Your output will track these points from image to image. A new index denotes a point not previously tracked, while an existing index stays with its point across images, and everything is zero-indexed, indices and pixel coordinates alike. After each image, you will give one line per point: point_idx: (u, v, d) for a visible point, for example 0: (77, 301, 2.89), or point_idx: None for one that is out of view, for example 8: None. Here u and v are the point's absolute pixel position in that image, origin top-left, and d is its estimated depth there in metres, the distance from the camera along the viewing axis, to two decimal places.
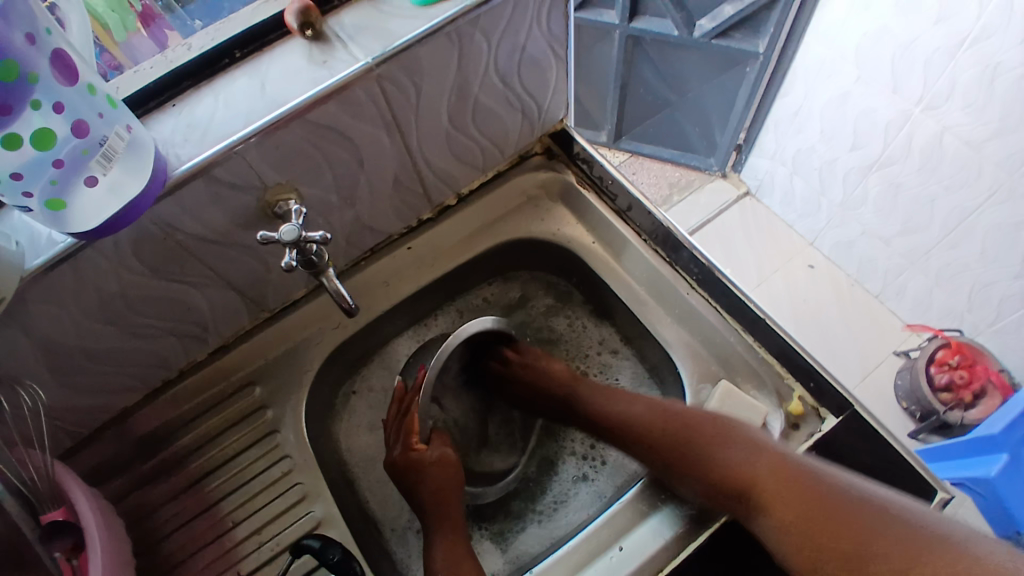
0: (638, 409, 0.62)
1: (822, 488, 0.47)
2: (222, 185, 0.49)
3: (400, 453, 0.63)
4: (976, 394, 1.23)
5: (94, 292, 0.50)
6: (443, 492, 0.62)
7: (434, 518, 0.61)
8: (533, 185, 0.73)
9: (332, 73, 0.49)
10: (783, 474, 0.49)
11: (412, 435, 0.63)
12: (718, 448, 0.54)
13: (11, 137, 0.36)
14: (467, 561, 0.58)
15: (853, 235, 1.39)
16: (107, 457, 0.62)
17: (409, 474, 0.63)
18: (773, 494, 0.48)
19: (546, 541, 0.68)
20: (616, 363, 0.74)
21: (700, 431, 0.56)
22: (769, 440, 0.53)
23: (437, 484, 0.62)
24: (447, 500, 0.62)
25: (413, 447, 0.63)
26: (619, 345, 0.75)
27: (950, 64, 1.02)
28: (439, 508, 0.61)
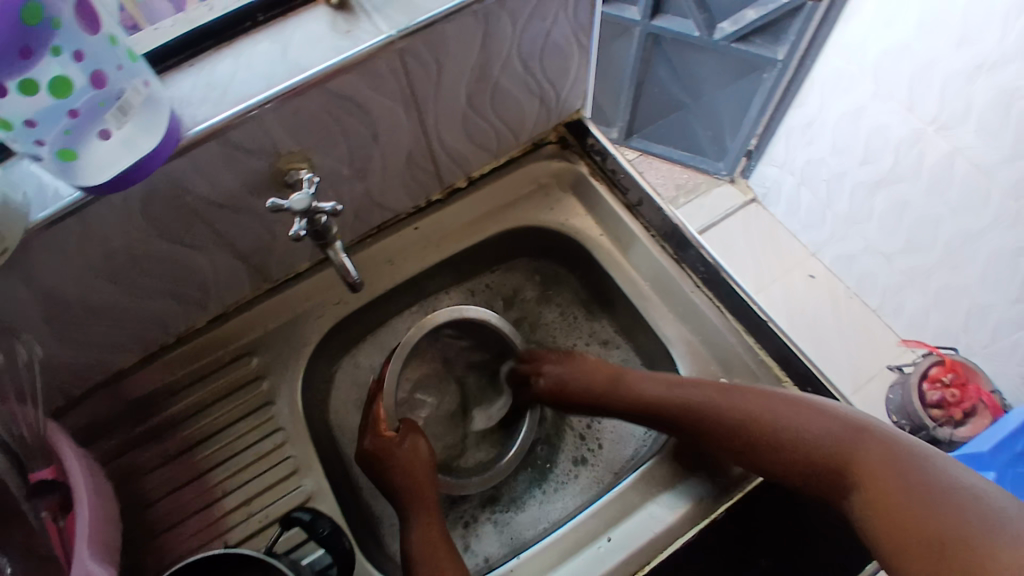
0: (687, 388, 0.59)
1: (907, 472, 0.46)
2: (236, 149, 0.49)
3: (369, 441, 0.64)
4: (965, 412, 1.22)
5: (99, 247, 0.49)
6: (414, 477, 0.61)
7: (411, 502, 0.61)
8: (546, 173, 0.73)
9: (355, 43, 0.49)
10: (865, 454, 0.48)
11: (380, 422, 0.65)
12: (788, 417, 0.53)
13: (28, 82, 0.36)
14: (443, 545, 0.57)
15: (857, 249, 1.39)
16: (99, 418, 0.62)
17: (380, 460, 0.63)
18: (868, 479, 0.47)
19: (548, 522, 0.68)
20: (606, 356, 0.75)
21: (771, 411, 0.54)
22: (842, 419, 0.51)
23: (408, 471, 0.62)
24: (419, 485, 0.61)
25: (382, 433, 0.64)
26: (612, 335, 0.75)
27: (966, 87, 1.02)
28: (409, 494, 0.61)
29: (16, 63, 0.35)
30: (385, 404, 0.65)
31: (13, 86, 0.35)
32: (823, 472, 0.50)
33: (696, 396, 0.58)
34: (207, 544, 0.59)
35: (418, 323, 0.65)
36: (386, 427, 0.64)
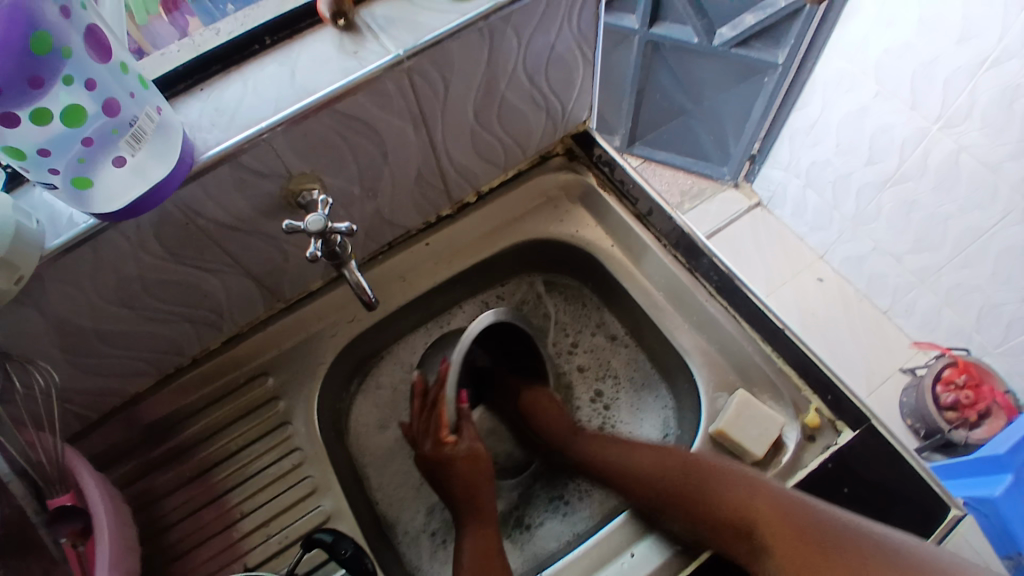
0: (631, 451, 0.63)
1: (815, 532, 0.48)
2: (248, 172, 0.49)
3: (431, 448, 0.64)
4: (981, 414, 1.21)
5: (113, 274, 0.49)
6: (472, 488, 0.63)
7: (464, 510, 0.62)
8: (554, 186, 0.73)
9: (362, 64, 0.49)
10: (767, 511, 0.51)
11: (443, 428, 0.64)
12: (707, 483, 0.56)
13: (40, 112, 0.36)
14: (497, 559, 0.57)
15: (864, 250, 1.39)
16: (114, 442, 0.62)
17: (439, 469, 0.63)
18: (764, 526, 0.50)
19: (575, 534, 0.67)
20: (610, 353, 0.75)
21: (695, 472, 0.57)
22: (752, 478, 0.54)
23: (465, 480, 0.63)
24: (476, 495, 0.62)
25: (444, 440, 0.64)
26: (619, 332, 0.75)
27: (969, 84, 1.02)
28: (467, 501, 0.62)
29: (28, 93, 0.35)
30: (449, 411, 0.64)
31: (25, 116, 0.35)
32: (723, 531, 0.53)
33: (635, 461, 0.62)
34: (227, 567, 0.59)
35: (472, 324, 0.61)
36: (448, 433, 0.65)
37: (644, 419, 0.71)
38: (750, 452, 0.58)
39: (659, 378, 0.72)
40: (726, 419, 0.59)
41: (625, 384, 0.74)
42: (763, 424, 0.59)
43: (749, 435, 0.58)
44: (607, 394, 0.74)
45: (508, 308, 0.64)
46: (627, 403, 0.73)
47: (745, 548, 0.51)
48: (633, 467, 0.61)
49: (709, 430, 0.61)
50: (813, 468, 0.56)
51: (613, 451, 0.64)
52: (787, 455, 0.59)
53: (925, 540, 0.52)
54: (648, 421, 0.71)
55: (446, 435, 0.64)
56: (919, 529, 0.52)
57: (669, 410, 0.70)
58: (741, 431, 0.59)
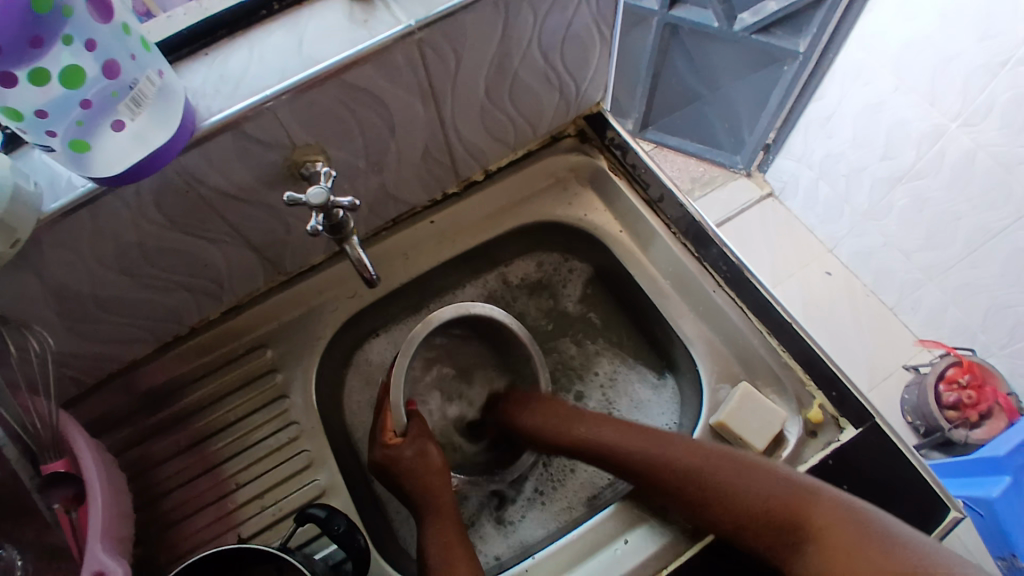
0: (656, 442, 0.58)
1: (878, 542, 0.46)
2: (251, 141, 0.48)
3: (377, 451, 0.62)
4: (982, 414, 1.20)
5: (112, 240, 0.49)
6: (422, 483, 0.60)
7: (425, 506, 0.60)
8: (563, 167, 0.72)
9: (371, 34, 0.48)
10: (820, 512, 0.49)
11: (388, 430, 0.62)
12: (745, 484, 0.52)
13: (39, 72, 0.35)
14: (456, 549, 0.56)
15: (874, 246, 1.37)
16: (112, 408, 0.62)
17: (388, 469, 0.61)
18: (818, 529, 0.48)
19: (566, 517, 0.68)
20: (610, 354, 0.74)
21: (730, 474, 0.53)
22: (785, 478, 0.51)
23: (416, 477, 0.61)
24: (429, 489, 0.60)
25: (389, 443, 0.61)
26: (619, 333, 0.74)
27: (989, 83, 0.99)
28: (423, 497, 0.60)
29: (27, 53, 0.34)
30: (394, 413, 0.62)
31: (23, 77, 0.34)
32: (771, 530, 0.50)
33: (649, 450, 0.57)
34: (221, 537, 0.59)
35: (422, 321, 0.61)
36: (393, 436, 0.62)
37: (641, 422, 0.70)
38: (751, 446, 0.58)
39: (658, 368, 0.71)
40: (726, 411, 0.59)
41: (625, 387, 0.72)
42: (765, 418, 0.58)
43: (750, 428, 0.58)
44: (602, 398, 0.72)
45: (469, 304, 0.63)
46: (630, 402, 0.71)
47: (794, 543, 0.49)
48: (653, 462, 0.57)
49: (710, 421, 0.60)
50: (813, 464, 0.56)
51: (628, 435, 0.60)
52: (787, 450, 0.58)
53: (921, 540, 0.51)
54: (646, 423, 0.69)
55: (392, 437, 0.62)
56: (916, 530, 0.52)
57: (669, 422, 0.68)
58: (743, 424, 0.58)
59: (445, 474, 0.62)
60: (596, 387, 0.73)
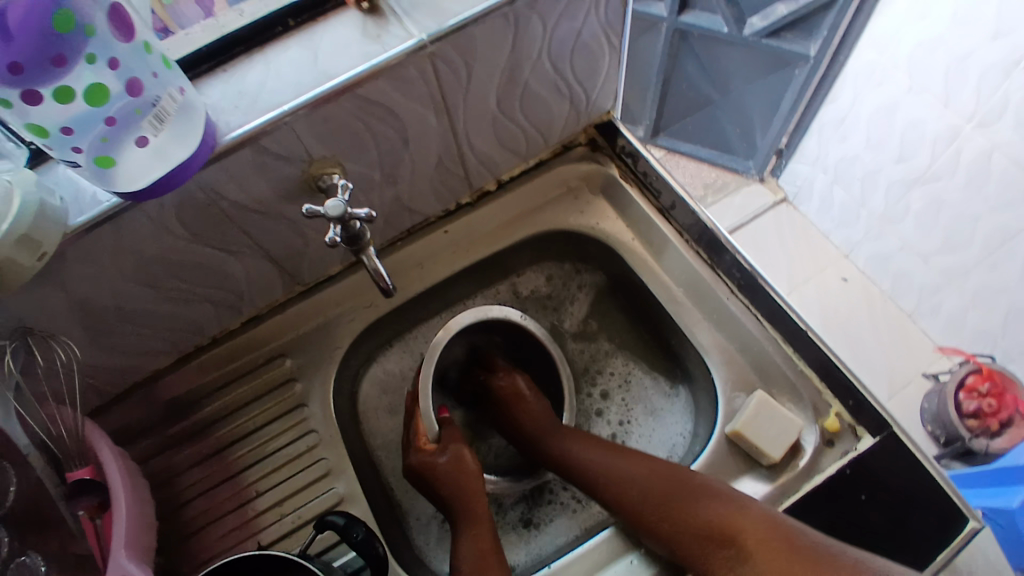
0: (619, 455, 0.61)
1: (804, 552, 0.48)
2: (270, 155, 0.49)
3: (412, 457, 0.63)
4: (1003, 422, 1.18)
5: (136, 254, 0.50)
6: (463, 487, 0.61)
7: (460, 514, 0.60)
8: (575, 176, 0.72)
9: (385, 48, 0.49)
10: (754, 530, 0.50)
11: (422, 436, 0.64)
12: (693, 500, 0.54)
13: (64, 90, 0.36)
14: (491, 559, 0.57)
15: (890, 250, 1.35)
16: (135, 418, 0.63)
17: (424, 475, 0.62)
18: (750, 543, 0.50)
19: (584, 529, 0.66)
20: (626, 361, 0.73)
21: (680, 486, 0.55)
22: (733, 497, 0.53)
23: (454, 484, 0.61)
24: (469, 495, 0.61)
25: (424, 448, 0.63)
26: (632, 340, 0.74)
27: (1004, 83, 0.97)
28: (459, 501, 0.61)
29: (50, 71, 0.35)
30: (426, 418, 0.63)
31: (48, 94, 0.36)
32: (705, 544, 0.52)
33: (610, 462, 0.60)
34: (241, 544, 0.60)
35: (444, 328, 0.63)
36: (427, 441, 0.64)
37: (658, 427, 0.70)
38: (767, 454, 0.57)
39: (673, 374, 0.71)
40: (743, 420, 0.58)
41: (641, 394, 0.72)
42: (781, 426, 0.57)
43: (766, 436, 0.57)
44: (619, 404, 0.72)
45: (488, 307, 0.65)
46: (645, 409, 0.71)
47: (726, 559, 0.51)
48: (610, 472, 0.60)
49: (725, 430, 0.60)
50: (830, 473, 0.55)
51: (600, 454, 0.61)
52: (804, 459, 0.58)
53: (939, 551, 0.51)
54: (660, 433, 0.69)
55: (426, 443, 0.64)
56: (934, 540, 0.51)
57: (682, 434, 0.68)
58: (759, 432, 0.58)
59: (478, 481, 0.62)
60: (612, 397, 0.72)
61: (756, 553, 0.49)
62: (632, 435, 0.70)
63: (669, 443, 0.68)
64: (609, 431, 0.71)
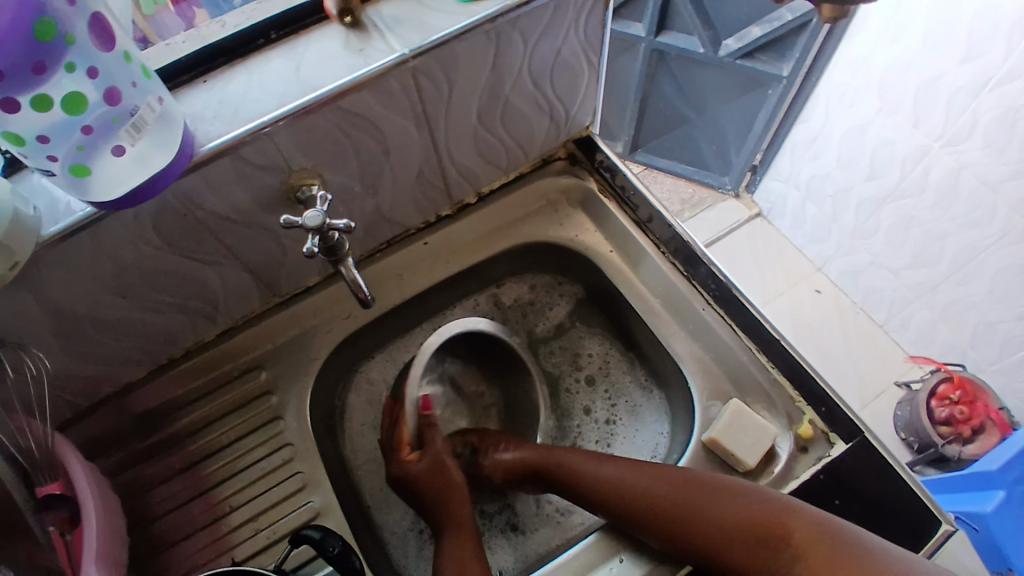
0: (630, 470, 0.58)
1: (848, 546, 0.47)
2: (249, 165, 0.49)
3: (394, 467, 0.63)
4: (974, 429, 1.21)
5: (109, 262, 0.49)
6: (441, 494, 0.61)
7: (444, 518, 0.60)
8: (554, 190, 0.73)
9: (368, 61, 0.49)
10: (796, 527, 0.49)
11: (404, 446, 0.64)
12: (723, 503, 0.53)
13: (41, 98, 0.36)
14: (472, 564, 0.56)
15: (862, 264, 1.39)
16: (103, 432, 0.62)
17: (405, 484, 0.62)
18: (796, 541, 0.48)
19: (565, 539, 0.66)
20: (603, 366, 0.74)
21: (706, 492, 0.54)
22: (763, 496, 0.52)
23: (433, 489, 0.61)
24: (450, 500, 0.61)
25: (406, 457, 0.63)
26: (607, 346, 0.75)
27: (971, 103, 1.01)
28: (442, 510, 0.61)
29: (29, 80, 0.35)
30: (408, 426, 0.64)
31: (26, 102, 0.35)
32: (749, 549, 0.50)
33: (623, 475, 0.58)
34: (214, 561, 0.59)
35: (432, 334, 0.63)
36: (409, 450, 0.64)
37: (639, 431, 0.70)
38: (742, 462, 0.58)
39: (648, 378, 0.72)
40: (718, 428, 0.59)
41: (619, 399, 0.72)
42: (757, 434, 0.59)
43: (742, 444, 0.58)
44: (597, 410, 0.72)
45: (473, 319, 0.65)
46: (627, 407, 0.72)
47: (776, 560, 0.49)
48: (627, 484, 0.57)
49: (702, 438, 0.61)
50: (804, 480, 0.57)
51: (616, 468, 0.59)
52: (778, 466, 0.59)
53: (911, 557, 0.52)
54: (643, 434, 0.70)
55: (409, 453, 0.64)
56: (907, 546, 0.52)
57: (664, 434, 0.68)
58: (734, 440, 0.58)
59: (460, 487, 0.62)
60: (596, 394, 0.73)
61: (807, 552, 0.48)
62: (616, 437, 0.71)
63: (650, 446, 0.69)
64: (590, 440, 0.71)
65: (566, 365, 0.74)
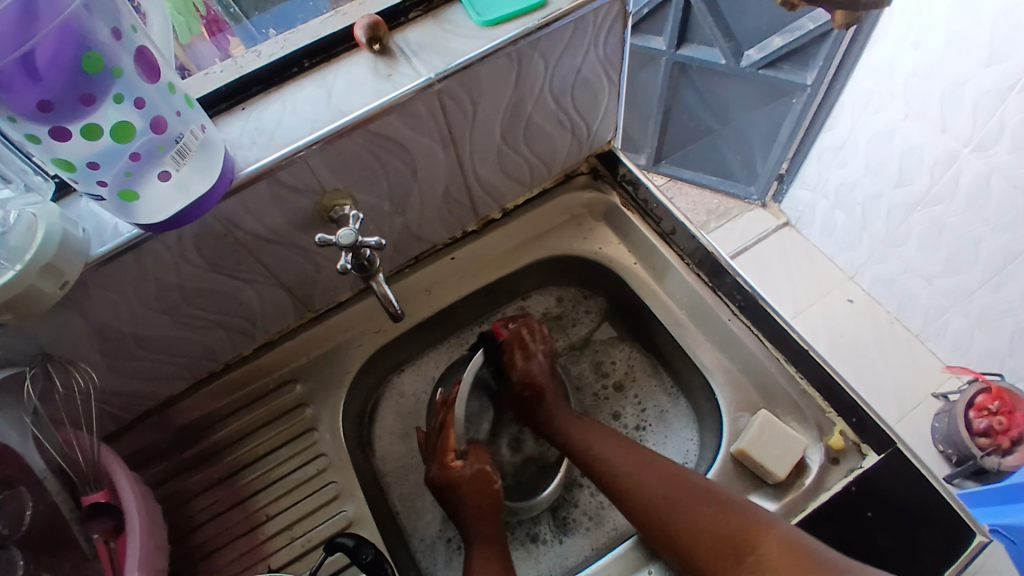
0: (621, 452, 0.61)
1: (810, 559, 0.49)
2: (285, 188, 0.51)
3: (436, 470, 0.63)
4: (1014, 440, 1.17)
5: (155, 282, 0.52)
6: (477, 510, 0.61)
7: (472, 534, 0.61)
8: (578, 204, 0.74)
9: (396, 86, 0.51)
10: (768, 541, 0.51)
11: (449, 451, 0.64)
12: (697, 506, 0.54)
13: (91, 128, 0.38)
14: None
15: (895, 273, 1.36)
16: (147, 444, 0.65)
17: (446, 490, 0.63)
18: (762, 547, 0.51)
19: (595, 549, 0.66)
20: (630, 375, 0.74)
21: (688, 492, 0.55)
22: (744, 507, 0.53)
23: (471, 502, 0.62)
24: (481, 520, 0.61)
25: (450, 463, 0.63)
26: (631, 355, 0.75)
27: (1000, 107, 1.00)
28: (472, 526, 0.61)
29: (79, 110, 0.37)
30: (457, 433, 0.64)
31: (77, 131, 0.38)
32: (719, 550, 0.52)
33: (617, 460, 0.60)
34: (251, 569, 0.60)
35: None
36: (454, 457, 0.63)
37: (668, 439, 0.70)
38: (772, 473, 0.58)
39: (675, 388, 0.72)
40: (747, 439, 0.59)
41: (647, 407, 0.72)
42: (786, 444, 0.58)
43: (771, 455, 0.58)
44: (625, 418, 0.72)
45: None
46: (655, 412, 0.72)
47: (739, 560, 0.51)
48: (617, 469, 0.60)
49: (731, 449, 0.61)
50: (836, 491, 0.56)
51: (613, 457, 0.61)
52: (810, 477, 0.58)
53: (948, 566, 0.51)
54: (673, 442, 0.69)
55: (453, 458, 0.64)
56: (943, 554, 0.51)
57: (694, 442, 0.68)
58: (764, 451, 0.58)
59: (499, 504, 0.63)
60: (625, 400, 0.73)
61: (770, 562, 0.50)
62: (647, 443, 0.70)
63: (680, 454, 0.68)
64: None
65: (591, 372, 0.75)
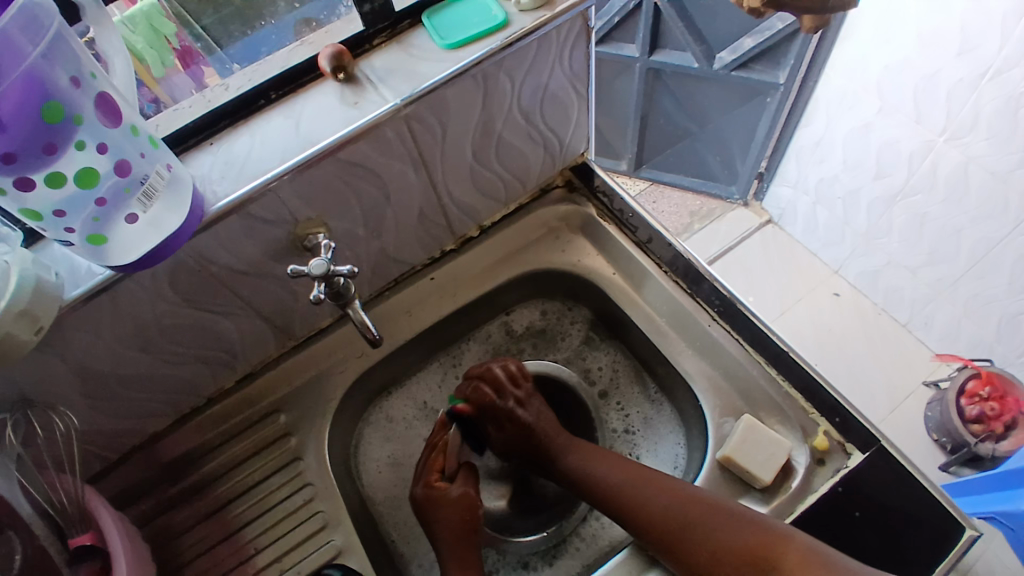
0: (621, 470, 0.60)
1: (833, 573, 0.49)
2: (256, 220, 0.51)
3: (421, 489, 0.64)
4: (1008, 425, 1.18)
5: (130, 321, 0.52)
6: (455, 533, 0.61)
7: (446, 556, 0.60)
8: (555, 217, 0.75)
9: (363, 114, 0.51)
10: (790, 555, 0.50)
11: (434, 471, 0.64)
12: (708, 524, 0.54)
13: (56, 176, 0.38)
14: None
15: (879, 264, 1.37)
16: (133, 482, 0.64)
17: (427, 507, 0.63)
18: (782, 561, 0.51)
19: (585, 565, 0.67)
20: (617, 384, 0.74)
21: (699, 507, 0.55)
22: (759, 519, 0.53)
23: (450, 525, 0.61)
24: (458, 542, 0.61)
25: (434, 482, 0.64)
26: (613, 365, 0.75)
27: (972, 96, 1.01)
28: (445, 546, 0.61)
29: (43, 159, 0.37)
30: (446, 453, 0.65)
31: (41, 181, 0.38)
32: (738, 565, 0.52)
33: (617, 475, 0.60)
34: None
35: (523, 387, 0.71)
36: (438, 477, 0.64)
37: (658, 445, 0.70)
38: (758, 478, 0.58)
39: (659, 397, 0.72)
40: (732, 445, 0.59)
41: (634, 415, 0.72)
42: (770, 449, 0.58)
43: (756, 461, 0.58)
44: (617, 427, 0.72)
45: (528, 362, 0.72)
46: (641, 417, 0.72)
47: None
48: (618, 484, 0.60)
49: (716, 457, 0.61)
50: (822, 493, 0.56)
51: (611, 473, 0.61)
52: (796, 479, 0.59)
53: (938, 562, 0.51)
54: (663, 447, 0.70)
55: (437, 478, 0.64)
56: (930, 553, 0.51)
57: (682, 444, 0.69)
58: (749, 457, 0.58)
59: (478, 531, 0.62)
60: (609, 407, 0.73)
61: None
62: (640, 448, 0.70)
63: (670, 459, 0.69)
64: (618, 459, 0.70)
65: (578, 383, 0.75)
